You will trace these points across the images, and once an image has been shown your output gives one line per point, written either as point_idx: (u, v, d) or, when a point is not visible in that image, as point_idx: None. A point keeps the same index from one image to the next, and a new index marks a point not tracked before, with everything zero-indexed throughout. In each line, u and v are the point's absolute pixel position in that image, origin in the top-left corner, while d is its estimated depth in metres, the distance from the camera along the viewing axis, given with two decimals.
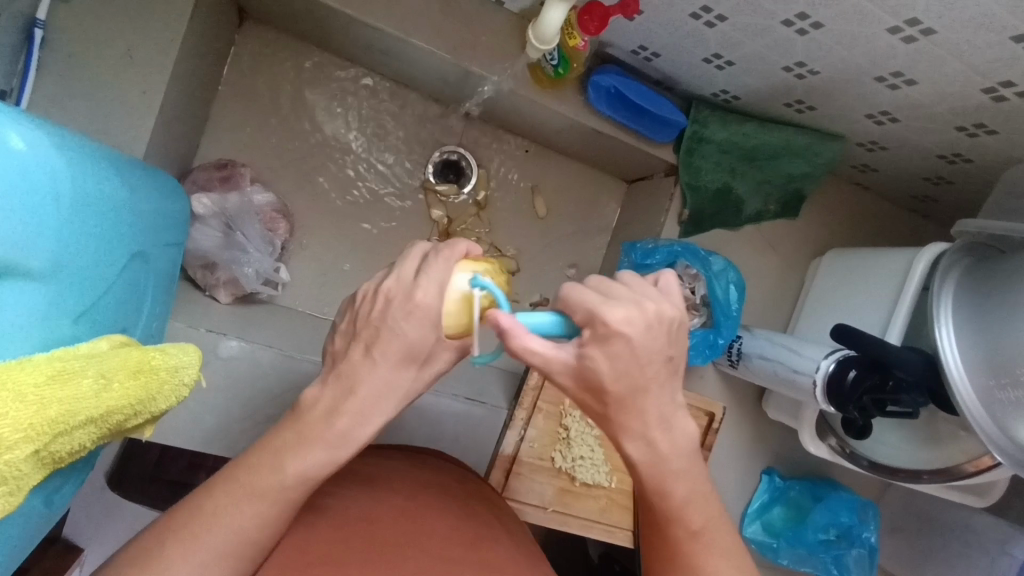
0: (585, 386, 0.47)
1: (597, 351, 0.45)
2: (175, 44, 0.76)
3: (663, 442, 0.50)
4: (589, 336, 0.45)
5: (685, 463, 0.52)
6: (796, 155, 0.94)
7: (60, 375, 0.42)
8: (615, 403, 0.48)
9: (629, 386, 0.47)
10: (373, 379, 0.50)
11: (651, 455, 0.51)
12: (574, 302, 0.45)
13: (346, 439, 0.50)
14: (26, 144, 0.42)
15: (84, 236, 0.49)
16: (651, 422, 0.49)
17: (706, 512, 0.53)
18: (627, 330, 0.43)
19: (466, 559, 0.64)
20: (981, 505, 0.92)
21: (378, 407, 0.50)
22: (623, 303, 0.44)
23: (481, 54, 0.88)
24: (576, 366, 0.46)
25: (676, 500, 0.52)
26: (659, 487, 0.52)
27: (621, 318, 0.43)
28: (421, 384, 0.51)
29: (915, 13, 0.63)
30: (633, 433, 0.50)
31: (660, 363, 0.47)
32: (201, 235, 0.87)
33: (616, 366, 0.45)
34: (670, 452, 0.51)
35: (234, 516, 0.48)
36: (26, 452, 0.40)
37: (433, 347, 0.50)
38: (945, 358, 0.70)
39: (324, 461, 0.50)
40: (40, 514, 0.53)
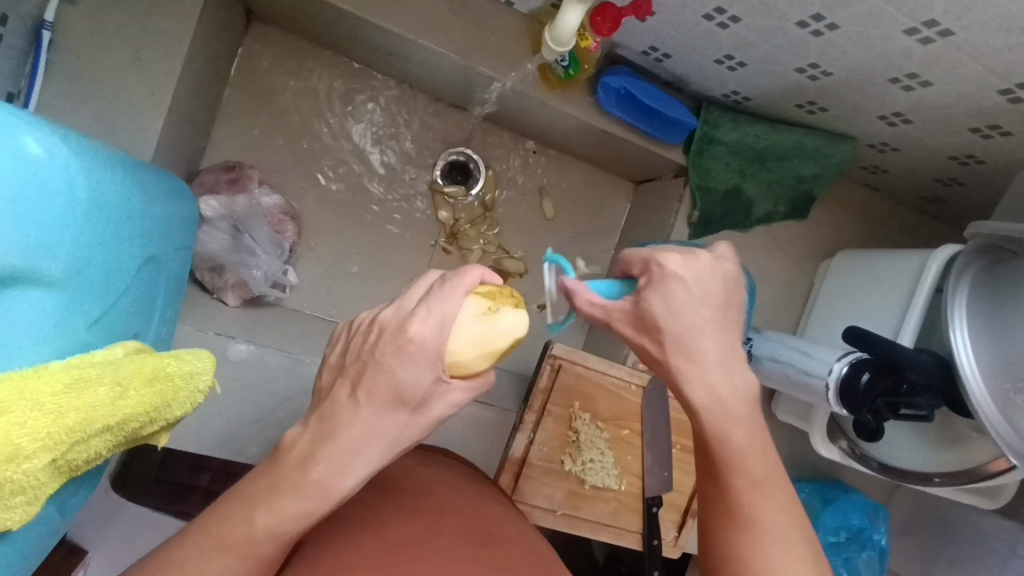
0: (642, 327, 0.56)
1: (651, 293, 0.55)
2: (184, 46, 0.75)
3: (722, 386, 0.54)
4: (646, 283, 0.55)
5: (744, 410, 0.54)
6: (807, 156, 0.94)
7: (78, 383, 0.41)
8: (673, 341, 0.54)
9: (683, 326, 0.54)
10: (359, 422, 0.46)
11: (711, 397, 0.54)
12: (631, 260, 0.58)
13: (328, 494, 0.47)
14: (43, 149, 0.42)
15: (98, 241, 0.49)
16: (711, 363, 0.54)
17: (765, 465, 0.54)
18: (680, 276, 0.54)
19: (479, 559, 0.62)
20: (991, 507, 0.91)
21: (360, 459, 0.46)
22: (678, 253, 0.55)
23: (491, 55, 0.87)
24: (632, 309, 0.56)
25: (737, 445, 0.53)
26: (718, 431, 0.54)
27: (674, 261, 0.54)
28: (411, 432, 0.47)
29: (934, 14, 0.62)
30: (691, 378, 0.54)
31: (716, 309, 0.54)
32: (209, 238, 0.86)
33: (669, 306, 0.54)
34: (728, 396, 0.54)
35: (213, 567, 0.46)
36: (44, 462, 0.39)
37: (423, 390, 0.46)
38: (960, 360, 0.69)
39: (307, 516, 0.47)
40: (53, 522, 0.52)
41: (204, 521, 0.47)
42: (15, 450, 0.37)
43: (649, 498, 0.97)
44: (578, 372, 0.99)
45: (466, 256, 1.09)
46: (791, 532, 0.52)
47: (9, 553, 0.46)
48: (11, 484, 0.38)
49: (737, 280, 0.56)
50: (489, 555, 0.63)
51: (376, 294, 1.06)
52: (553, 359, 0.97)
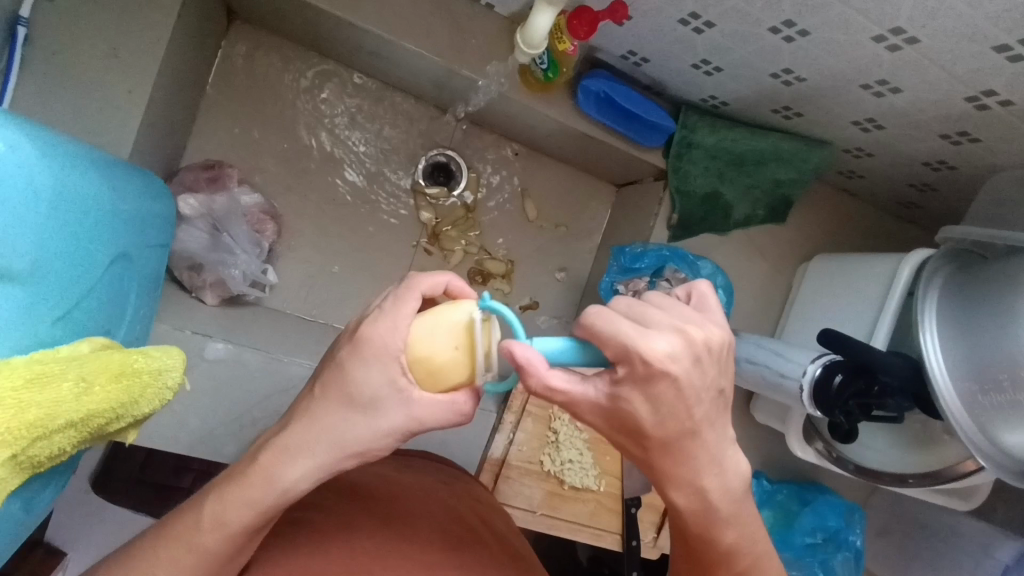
0: (622, 427, 0.47)
1: (632, 390, 0.45)
2: (160, 44, 0.75)
3: (713, 486, 0.51)
4: (625, 375, 0.45)
5: (737, 509, 0.53)
6: (784, 161, 0.95)
7: (40, 378, 0.42)
8: (661, 445, 0.48)
9: (671, 431, 0.47)
10: (311, 421, 0.50)
11: (704, 501, 0.52)
12: (607, 338, 0.44)
13: (270, 483, 0.50)
14: (6, 144, 0.42)
15: (63, 239, 0.49)
16: (703, 468, 0.50)
17: (749, 557, 0.57)
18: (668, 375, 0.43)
19: (450, 563, 0.65)
20: (964, 508, 0.93)
21: (305, 453, 0.49)
22: (665, 336, 0.44)
23: (470, 57, 0.88)
24: (609, 404, 0.46)
25: (725, 545, 0.55)
26: (707, 534, 0.55)
27: (664, 354, 0.43)
28: (362, 436, 0.49)
29: (900, 22, 0.63)
30: (681, 482, 0.51)
31: (710, 399, 0.46)
32: (188, 236, 0.87)
33: (656, 408, 0.45)
34: (720, 498, 0.52)
35: (163, 559, 0.50)
36: (3, 457, 0.39)
37: (374, 390, 0.48)
38: (930, 364, 0.70)
39: (249, 506, 0.50)
40: (19, 520, 0.52)
41: (169, 520, 0.52)
42: None
43: (629, 499, 0.98)
44: None
45: (448, 257, 1.10)
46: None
47: None
48: None
49: (728, 349, 0.46)
50: (459, 559, 0.66)
51: (357, 294, 1.06)
52: None
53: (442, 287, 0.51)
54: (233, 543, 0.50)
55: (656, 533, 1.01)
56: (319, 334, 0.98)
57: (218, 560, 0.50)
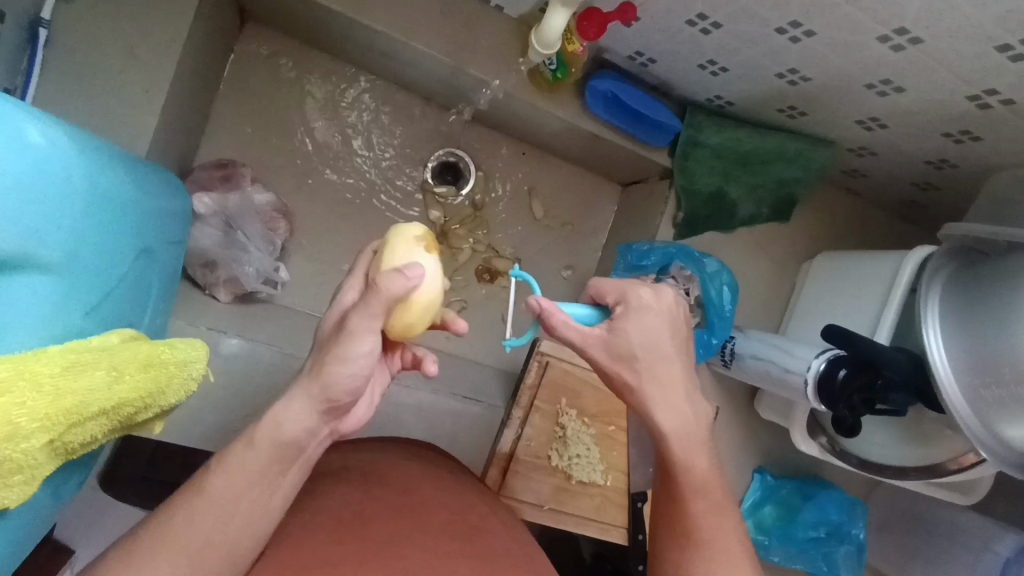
0: (617, 356, 0.57)
1: (628, 321, 0.57)
2: (178, 44, 0.76)
3: (687, 414, 0.60)
4: (620, 312, 0.57)
5: (705, 439, 0.61)
6: (788, 160, 0.97)
7: (75, 367, 0.43)
8: (646, 369, 0.58)
9: (654, 355, 0.58)
10: (297, 364, 0.55)
11: (681, 427, 0.60)
12: (605, 287, 0.59)
13: (262, 417, 0.54)
14: (45, 139, 0.43)
15: (94, 232, 0.50)
16: (678, 393, 0.60)
17: (722, 489, 0.61)
18: (655, 307, 0.58)
19: (464, 555, 0.66)
20: (965, 502, 0.94)
21: (290, 386, 0.54)
22: (647, 286, 0.59)
23: (480, 57, 0.89)
24: (609, 338, 0.57)
25: (699, 470, 0.60)
26: (686, 459, 0.60)
27: (648, 294, 0.58)
28: (335, 363, 0.52)
29: (905, 23, 0.65)
30: (663, 405, 0.59)
31: (680, 338, 0.59)
32: (203, 234, 0.88)
33: (645, 335, 0.57)
34: (693, 423, 0.60)
35: (174, 513, 0.51)
36: (42, 442, 0.41)
37: (342, 322, 0.53)
38: (932, 357, 0.72)
39: (247, 441, 0.54)
40: (46, 508, 0.53)
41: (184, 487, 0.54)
42: (15, 429, 0.38)
43: (636, 493, 1.03)
44: (565, 369, 1.01)
45: (456, 255, 1.11)
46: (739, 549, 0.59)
47: (6, 533, 0.47)
48: (10, 463, 0.39)
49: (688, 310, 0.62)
50: (472, 551, 0.67)
51: None
52: (541, 356, 1.00)
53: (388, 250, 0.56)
54: (242, 490, 0.53)
55: None
56: None
57: (229, 511, 0.52)
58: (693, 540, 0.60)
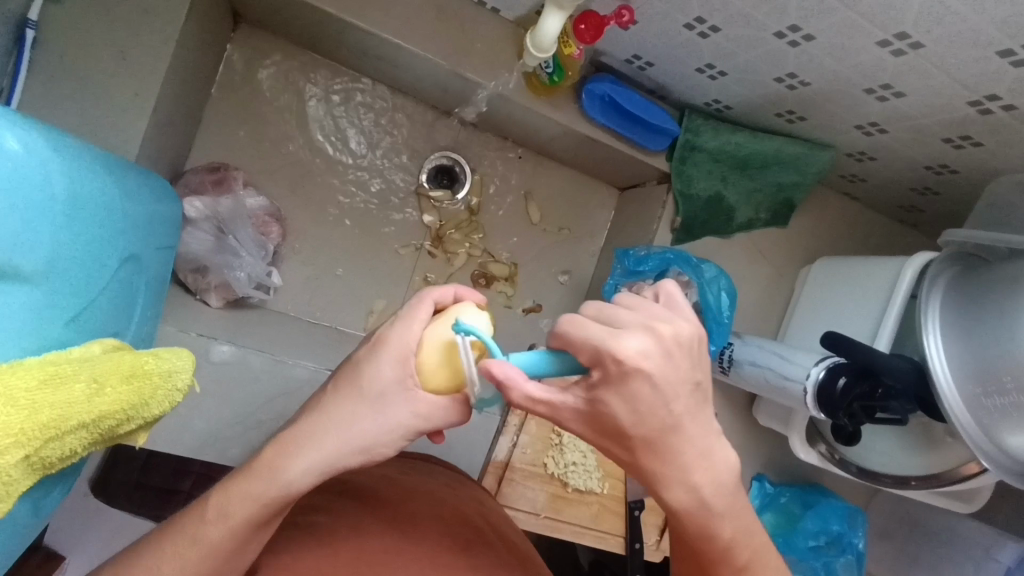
0: (604, 430, 0.46)
1: (610, 394, 0.44)
2: (168, 48, 0.75)
3: (706, 485, 0.49)
4: (599, 377, 0.44)
5: (729, 503, 0.50)
6: (786, 164, 0.96)
7: (53, 379, 0.42)
8: (645, 446, 0.46)
9: (655, 429, 0.45)
10: (323, 413, 0.51)
11: (697, 498, 0.49)
12: (576, 345, 0.44)
13: (276, 478, 0.50)
14: (22, 146, 0.42)
15: (75, 242, 0.49)
16: (691, 464, 0.47)
17: (748, 548, 0.54)
18: (641, 374, 0.42)
19: (462, 567, 0.65)
20: (966, 511, 0.93)
21: (315, 447, 0.50)
22: (634, 333, 0.43)
23: (475, 61, 0.88)
24: (588, 409, 0.46)
25: (723, 539, 0.52)
26: (705, 532, 0.51)
27: (633, 352, 0.42)
28: (370, 430, 0.50)
29: (905, 27, 0.64)
30: (671, 482, 0.48)
31: (686, 393, 0.45)
32: (192, 239, 0.87)
33: (634, 408, 0.44)
34: (712, 494, 0.49)
35: (167, 556, 0.49)
36: (17, 458, 0.39)
37: (382, 385, 0.50)
38: (934, 368, 0.70)
39: (256, 500, 0.50)
40: (26, 521, 0.52)
41: (167, 524, 0.52)
42: None
43: (632, 501, 0.99)
44: None
45: (451, 260, 1.10)
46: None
47: None
48: None
49: (701, 345, 0.45)
50: (471, 563, 0.66)
51: (361, 297, 1.06)
52: None
53: (451, 296, 0.53)
54: (236, 536, 0.50)
55: (659, 535, 1.01)
56: (322, 336, 0.98)
57: (221, 554, 0.50)
58: None
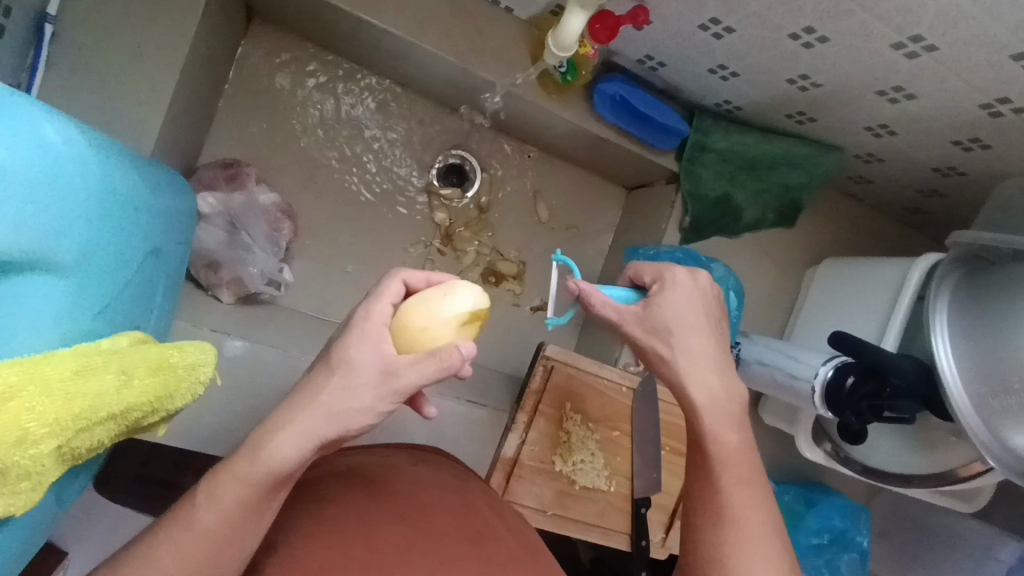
0: (651, 329, 0.60)
1: (663, 296, 0.60)
2: (186, 43, 0.75)
3: (721, 386, 0.60)
4: (657, 289, 0.61)
5: (736, 413, 0.60)
6: (795, 165, 0.96)
7: (84, 370, 0.42)
8: (678, 342, 0.59)
9: (689, 327, 0.60)
10: (297, 390, 0.52)
11: (712, 398, 0.59)
12: (643, 269, 0.63)
13: (257, 456, 0.50)
14: (59, 137, 0.43)
15: (105, 234, 0.49)
16: (708, 369, 0.60)
17: (748, 468, 0.59)
18: (688, 285, 0.61)
19: (472, 559, 0.66)
20: (967, 510, 0.94)
21: (289, 421, 0.50)
22: (685, 266, 0.62)
23: (489, 59, 0.89)
24: (644, 313, 0.60)
25: (729, 446, 0.59)
26: (713, 432, 0.59)
27: (684, 273, 0.61)
28: (343, 399, 0.50)
29: (920, 30, 0.64)
30: (694, 376, 0.59)
31: (713, 314, 0.61)
32: (207, 235, 0.87)
33: (679, 309, 0.60)
34: (722, 399, 0.59)
35: (164, 543, 0.49)
36: (51, 447, 0.40)
37: (354, 355, 0.51)
38: (942, 368, 0.71)
39: (241, 480, 0.50)
40: (48, 512, 0.52)
41: (161, 517, 0.51)
42: (24, 434, 0.38)
43: (638, 498, 0.99)
44: (569, 373, 1.00)
45: (460, 258, 1.10)
46: (767, 531, 0.57)
47: (6, 542, 0.46)
48: (19, 469, 0.38)
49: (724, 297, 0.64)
50: (482, 556, 0.67)
51: (369, 293, 1.06)
52: (545, 360, 0.98)
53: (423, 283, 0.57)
54: (230, 528, 0.50)
55: (664, 533, 1.02)
56: (333, 333, 0.98)
57: (217, 547, 0.50)
58: (719, 517, 0.57)
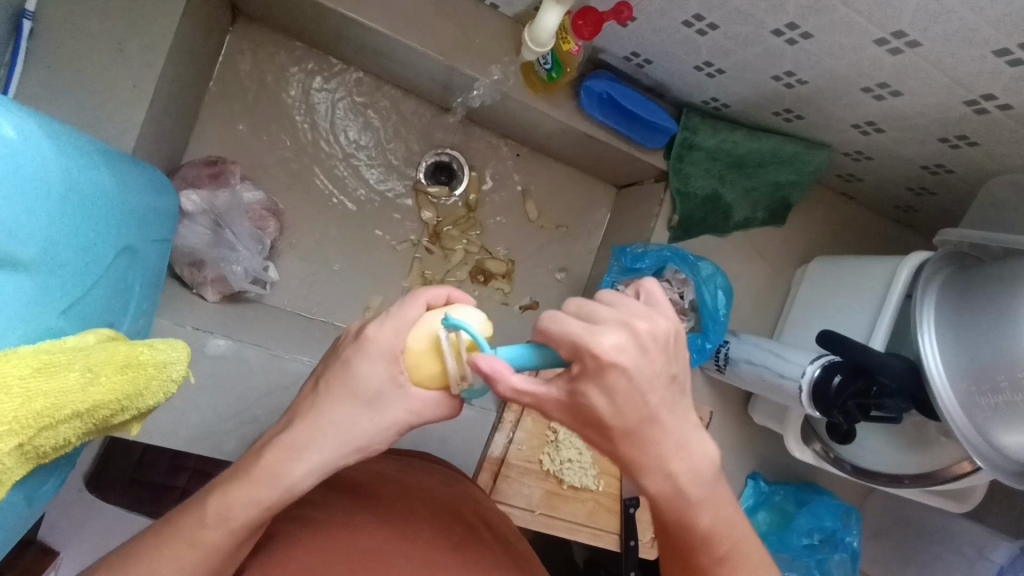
0: (585, 422, 0.44)
1: (590, 384, 0.42)
2: (166, 40, 0.75)
3: (684, 472, 0.46)
4: (579, 370, 0.42)
5: (707, 492, 0.47)
6: (784, 163, 0.96)
7: (47, 367, 0.42)
8: (623, 437, 0.44)
9: (633, 420, 0.43)
10: (316, 415, 0.49)
11: (672, 487, 0.46)
12: (556, 334, 0.41)
13: (278, 481, 0.48)
14: (18, 133, 0.42)
15: (72, 231, 0.49)
16: (671, 451, 0.45)
17: (729, 549, 0.50)
18: (618, 364, 0.40)
19: (454, 563, 0.65)
20: (959, 510, 0.93)
21: (314, 449, 0.49)
22: (613, 330, 0.41)
23: (474, 56, 0.88)
24: (568, 401, 0.43)
25: (703, 528, 0.48)
26: (683, 520, 0.48)
27: (612, 347, 0.40)
28: (369, 430, 0.49)
29: (902, 25, 0.64)
30: (649, 469, 0.45)
31: (664, 386, 0.43)
32: (190, 232, 0.87)
33: (613, 400, 0.42)
34: (690, 482, 0.46)
35: (163, 557, 0.48)
36: (10, 445, 0.39)
37: (377, 385, 0.49)
38: (929, 367, 0.71)
39: (256, 503, 0.48)
40: (20, 511, 0.52)
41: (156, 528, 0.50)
42: None
43: (627, 498, 0.99)
44: None
45: (448, 257, 1.10)
46: None
47: None
48: None
49: (679, 336, 0.43)
50: (464, 558, 0.66)
51: (357, 292, 1.06)
52: None
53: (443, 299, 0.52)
54: (212, 538, 0.49)
55: (654, 533, 1.02)
56: (320, 332, 0.98)
57: (196, 555, 0.49)
58: None
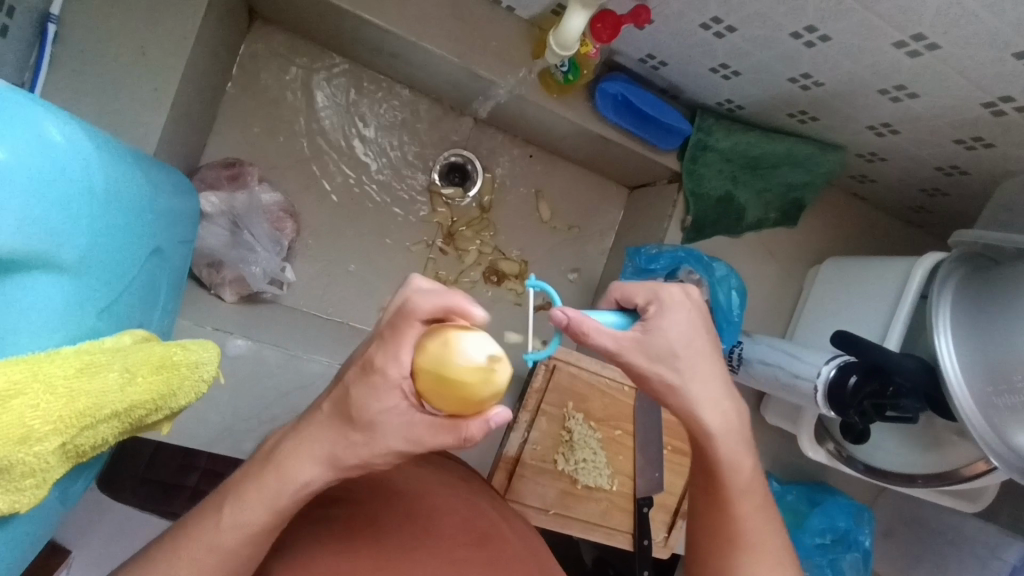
0: (655, 355, 0.52)
1: (663, 322, 0.52)
2: (188, 43, 0.75)
3: (731, 411, 0.56)
4: (653, 311, 0.53)
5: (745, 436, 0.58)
6: (797, 164, 0.96)
7: (89, 367, 0.42)
8: (688, 366, 0.53)
9: (698, 351, 0.53)
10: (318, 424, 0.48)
11: (723, 424, 0.56)
12: (631, 290, 0.54)
13: (280, 481, 0.49)
14: (59, 136, 0.43)
15: (105, 234, 0.49)
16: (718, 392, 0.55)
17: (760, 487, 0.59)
18: (685, 306, 0.53)
19: (477, 562, 0.65)
20: (971, 510, 0.94)
21: (314, 454, 0.48)
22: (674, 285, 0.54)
23: (491, 58, 0.89)
24: (644, 339, 0.52)
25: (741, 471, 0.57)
26: (730, 461, 0.57)
27: (678, 292, 0.53)
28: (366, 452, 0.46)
29: (922, 28, 0.64)
30: (706, 403, 0.55)
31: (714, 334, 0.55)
32: (209, 234, 0.87)
33: (683, 334, 0.52)
34: (728, 424, 0.56)
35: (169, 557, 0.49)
36: (54, 445, 0.40)
37: (376, 414, 0.44)
38: (945, 367, 0.71)
39: (260, 500, 0.49)
40: (53, 510, 0.52)
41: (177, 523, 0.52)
42: (28, 432, 0.38)
43: (641, 498, 0.99)
44: (571, 372, 1.00)
45: (462, 257, 1.11)
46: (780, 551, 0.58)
47: (12, 539, 0.47)
48: (23, 465, 0.39)
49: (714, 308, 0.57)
50: (485, 558, 0.66)
51: (372, 293, 1.06)
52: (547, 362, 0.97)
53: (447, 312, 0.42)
54: (242, 535, 0.50)
55: (666, 533, 1.03)
56: (336, 332, 0.98)
57: (227, 553, 0.50)
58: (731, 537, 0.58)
